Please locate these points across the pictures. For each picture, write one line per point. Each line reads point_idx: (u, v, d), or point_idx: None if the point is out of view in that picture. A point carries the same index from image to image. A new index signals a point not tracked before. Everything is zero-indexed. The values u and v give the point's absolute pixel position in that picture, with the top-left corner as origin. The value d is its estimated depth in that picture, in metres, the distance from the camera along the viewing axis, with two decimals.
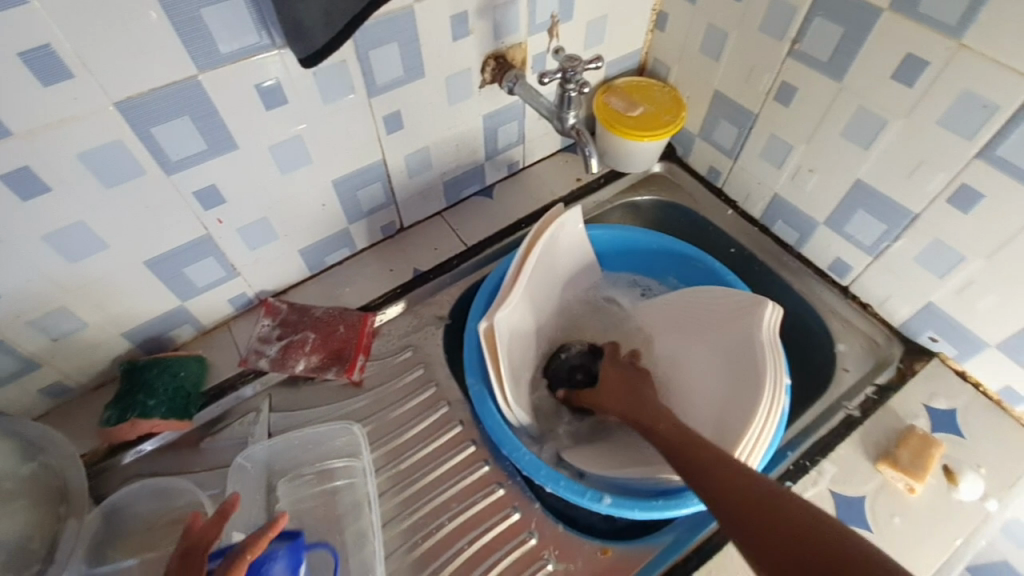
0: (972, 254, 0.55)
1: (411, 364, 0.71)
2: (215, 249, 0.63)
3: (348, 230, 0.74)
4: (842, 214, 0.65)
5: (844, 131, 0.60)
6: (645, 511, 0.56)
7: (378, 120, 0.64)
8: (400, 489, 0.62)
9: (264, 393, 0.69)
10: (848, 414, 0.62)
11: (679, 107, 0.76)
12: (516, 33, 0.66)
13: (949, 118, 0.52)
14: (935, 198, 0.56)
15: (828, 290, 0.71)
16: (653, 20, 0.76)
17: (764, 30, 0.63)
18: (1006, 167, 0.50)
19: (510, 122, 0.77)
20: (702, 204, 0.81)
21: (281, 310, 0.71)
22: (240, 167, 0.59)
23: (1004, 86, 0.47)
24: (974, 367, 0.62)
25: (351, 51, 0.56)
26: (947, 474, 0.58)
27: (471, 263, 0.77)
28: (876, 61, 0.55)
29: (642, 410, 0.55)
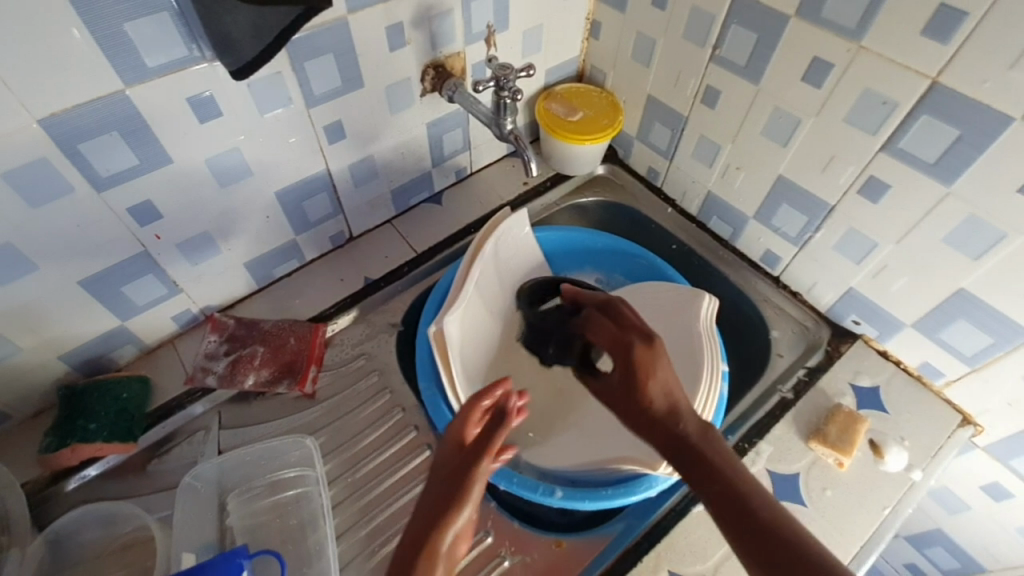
0: (883, 240, 0.60)
1: (365, 372, 0.71)
2: (155, 265, 0.62)
3: (296, 241, 0.74)
4: (768, 208, 0.69)
5: (765, 130, 0.64)
6: (596, 501, 0.57)
7: (319, 130, 0.64)
8: (357, 497, 0.62)
9: (214, 410, 0.68)
10: (782, 397, 0.65)
11: (617, 111, 0.80)
12: (453, 43, 0.68)
13: (854, 116, 0.56)
14: (847, 190, 0.60)
15: (762, 281, 0.75)
16: (588, 28, 0.79)
17: (688, 37, 0.67)
18: (907, 159, 0.54)
19: (455, 129, 0.78)
20: (644, 203, 0.84)
21: (227, 325, 0.70)
22: (177, 182, 0.58)
23: (898, 84, 0.51)
24: (894, 347, 0.66)
25: (285, 62, 0.56)
26: (874, 448, 0.61)
27: (422, 270, 0.78)
28: (788, 64, 0.58)
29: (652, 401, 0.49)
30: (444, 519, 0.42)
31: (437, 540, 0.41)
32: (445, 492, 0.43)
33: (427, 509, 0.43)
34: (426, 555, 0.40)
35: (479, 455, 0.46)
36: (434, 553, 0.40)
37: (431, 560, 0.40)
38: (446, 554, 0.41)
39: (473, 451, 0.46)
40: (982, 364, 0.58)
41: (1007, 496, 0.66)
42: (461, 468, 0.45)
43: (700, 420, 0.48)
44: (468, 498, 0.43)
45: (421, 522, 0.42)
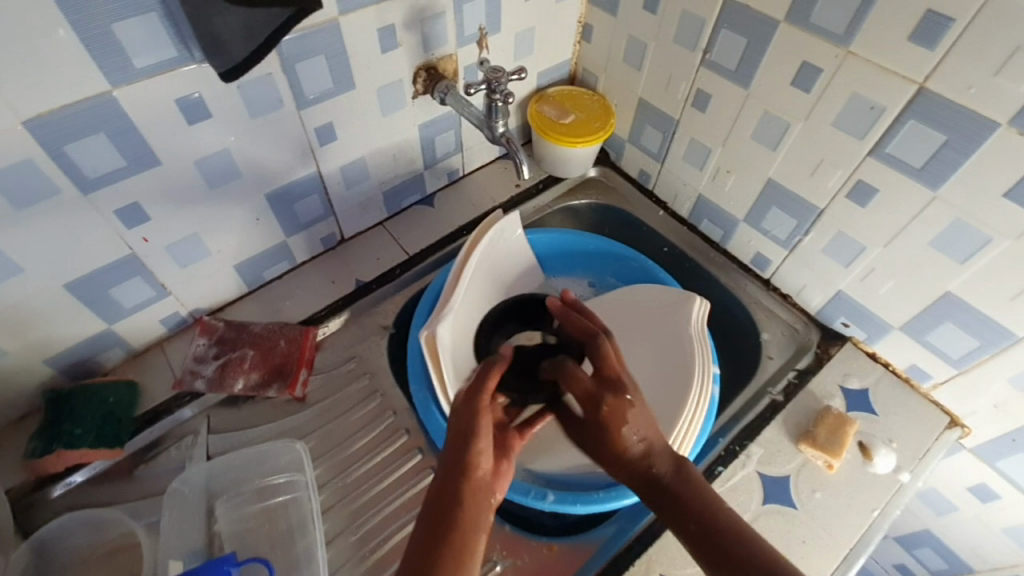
0: (871, 244, 0.60)
1: (356, 375, 0.70)
2: (143, 267, 0.62)
3: (287, 243, 0.73)
4: (758, 211, 0.70)
5: (755, 133, 0.65)
6: (587, 505, 0.57)
7: (310, 132, 0.64)
8: (348, 502, 0.62)
9: (202, 414, 0.67)
10: (772, 399, 0.66)
11: (609, 114, 0.80)
12: (445, 45, 0.68)
13: (842, 120, 0.56)
14: (836, 194, 0.61)
15: (753, 283, 0.75)
16: (580, 31, 0.79)
17: (679, 41, 0.67)
18: (895, 163, 0.54)
19: (447, 131, 0.78)
20: (636, 206, 0.85)
21: (217, 328, 0.69)
22: (165, 183, 0.57)
23: (885, 89, 0.52)
24: (883, 350, 0.66)
25: (276, 63, 0.56)
26: (863, 450, 0.61)
27: (414, 272, 0.78)
28: (778, 69, 0.59)
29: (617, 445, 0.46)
30: (467, 465, 0.43)
31: (467, 486, 0.42)
32: (456, 442, 0.44)
33: (448, 459, 0.44)
34: (458, 502, 0.42)
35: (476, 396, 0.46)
36: (465, 499, 0.42)
37: (465, 505, 0.42)
38: (478, 493, 0.43)
39: (470, 396, 0.46)
40: (968, 366, 0.59)
41: (993, 497, 0.66)
42: (466, 412, 0.45)
43: (672, 454, 0.47)
44: (480, 439, 0.44)
45: (445, 472, 0.43)
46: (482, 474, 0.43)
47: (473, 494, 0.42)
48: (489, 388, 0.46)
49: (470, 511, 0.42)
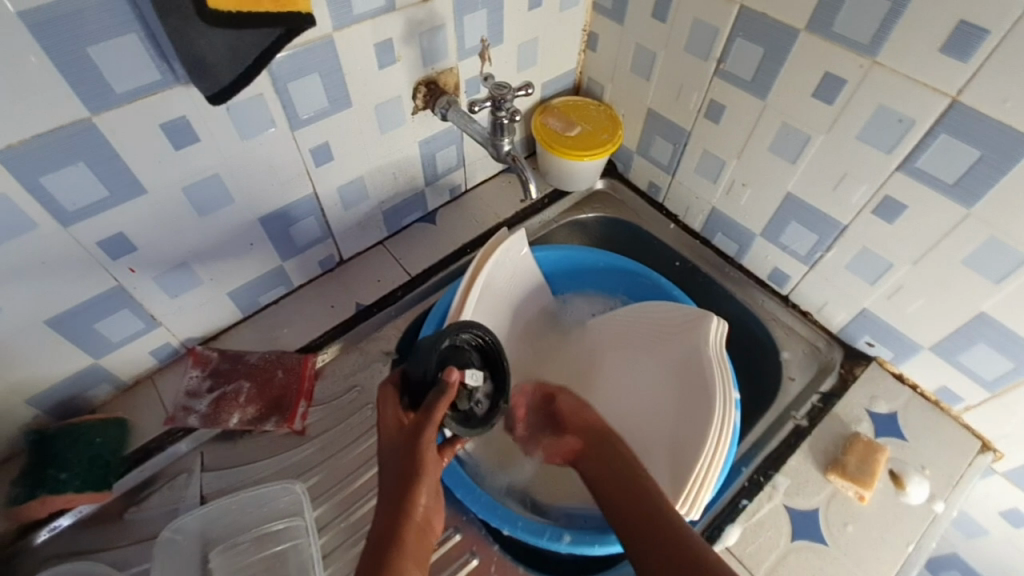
0: (898, 261, 0.57)
1: (358, 406, 0.67)
2: (130, 299, 0.58)
3: (283, 267, 0.70)
4: (776, 226, 0.67)
5: (772, 146, 0.62)
6: (606, 546, 0.53)
7: (305, 153, 0.61)
8: (351, 544, 0.59)
9: (197, 450, 0.63)
10: (796, 424, 0.63)
11: (616, 125, 0.78)
12: (445, 58, 0.64)
13: (867, 133, 0.53)
14: (861, 209, 0.58)
15: (770, 299, 0.72)
16: (585, 40, 0.76)
17: (690, 51, 0.64)
18: (925, 178, 0.51)
19: (449, 146, 0.75)
20: (645, 219, 0.82)
21: (211, 359, 0.66)
22: (151, 212, 0.54)
23: (915, 101, 0.49)
24: (910, 370, 0.63)
25: (267, 83, 0.53)
26: (894, 478, 0.58)
27: (416, 294, 0.74)
28: (797, 79, 0.56)
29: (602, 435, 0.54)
30: (406, 502, 0.41)
31: (405, 522, 0.40)
32: (399, 475, 0.43)
33: (387, 498, 0.42)
34: (396, 539, 0.39)
35: (421, 431, 0.45)
36: (402, 536, 0.39)
37: (402, 540, 0.39)
38: (416, 531, 0.40)
39: (413, 429, 0.46)
40: (1002, 390, 0.56)
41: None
42: (405, 447, 0.45)
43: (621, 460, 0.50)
44: (419, 477, 0.42)
45: (384, 509, 0.41)
46: (423, 511, 0.41)
47: (415, 528, 0.40)
48: (436, 419, 0.46)
49: (407, 547, 0.39)
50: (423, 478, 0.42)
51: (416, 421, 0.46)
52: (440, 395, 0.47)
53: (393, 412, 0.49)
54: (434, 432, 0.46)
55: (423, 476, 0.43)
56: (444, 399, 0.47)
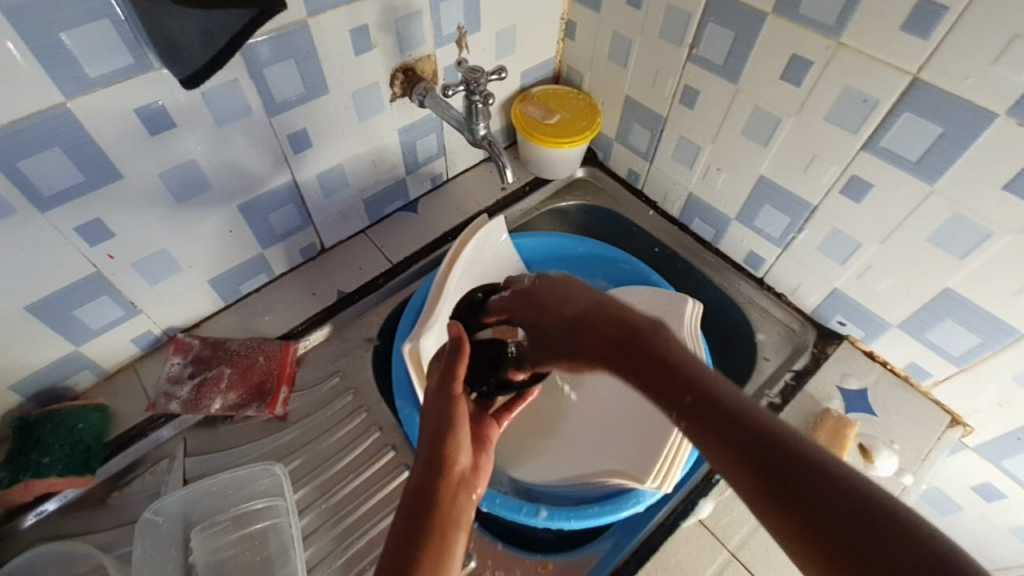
0: (867, 240, 0.58)
1: (339, 391, 0.68)
2: (110, 285, 0.58)
3: (264, 255, 0.70)
4: (750, 209, 0.68)
5: (744, 130, 0.63)
6: (581, 520, 0.54)
7: (283, 139, 0.61)
8: (334, 523, 0.60)
9: (179, 436, 0.64)
10: (770, 402, 0.64)
11: (594, 112, 0.79)
12: (422, 45, 0.65)
13: (835, 114, 0.54)
14: (829, 189, 0.59)
15: (747, 283, 0.73)
16: (563, 28, 0.77)
17: (664, 37, 0.65)
18: (891, 157, 0.52)
19: (429, 135, 0.76)
20: (625, 206, 0.83)
21: (192, 346, 0.66)
22: (129, 197, 0.54)
23: (878, 81, 0.50)
24: (880, 348, 0.65)
25: (242, 68, 0.53)
26: (864, 452, 0.60)
27: (398, 281, 0.75)
28: (766, 62, 0.57)
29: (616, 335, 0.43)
30: (443, 463, 0.41)
31: (444, 482, 0.40)
32: (433, 434, 0.42)
33: (424, 455, 0.42)
34: (437, 495, 0.39)
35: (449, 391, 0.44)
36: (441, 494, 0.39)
37: (444, 497, 0.39)
38: (455, 487, 0.40)
39: (440, 387, 0.45)
40: (970, 364, 0.57)
41: (999, 497, 0.64)
42: (437, 408, 0.44)
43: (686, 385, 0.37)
44: (455, 436, 0.42)
45: (421, 466, 0.41)
46: (460, 470, 0.41)
47: (454, 485, 0.40)
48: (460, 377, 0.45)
49: (450, 502, 0.39)
50: (457, 437, 0.42)
51: (442, 378, 0.45)
52: (459, 352, 0.45)
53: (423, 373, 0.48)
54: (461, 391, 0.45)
55: (457, 435, 0.42)
56: (463, 354, 0.45)
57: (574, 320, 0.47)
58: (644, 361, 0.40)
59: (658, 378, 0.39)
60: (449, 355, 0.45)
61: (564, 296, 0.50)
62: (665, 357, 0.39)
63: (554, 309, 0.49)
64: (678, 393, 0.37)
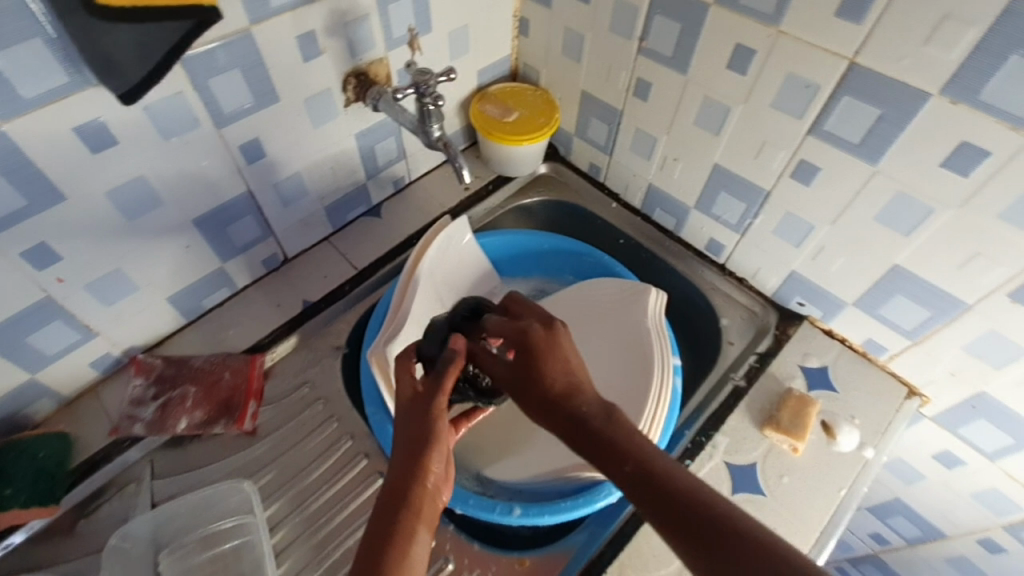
0: (819, 222, 0.60)
1: (309, 401, 0.67)
2: (63, 310, 0.57)
3: (224, 268, 0.69)
4: (707, 197, 0.69)
5: (697, 120, 0.64)
6: (554, 515, 0.55)
7: (234, 150, 0.60)
8: (309, 535, 0.59)
9: (147, 458, 0.63)
10: (735, 385, 0.65)
11: (552, 108, 0.79)
12: (373, 49, 0.65)
13: (780, 101, 0.55)
14: (781, 174, 0.60)
15: (709, 270, 0.75)
16: (516, 26, 0.77)
17: (614, 30, 0.66)
18: (835, 141, 0.54)
19: (387, 138, 0.75)
20: (588, 199, 0.84)
21: (155, 366, 0.65)
22: (76, 219, 0.53)
23: (818, 67, 0.51)
24: (838, 326, 0.66)
25: (185, 81, 0.52)
26: (826, 429, 0.62)
27: (365, 287, 0.75)
28: (712, 53, 0.58)
29: (574, 394, 0.43)
30: (420, 470, 0.41)
31: (418, 488, 0.40)
32: (413, 440, 0.43)
33: (400, 460, 0.42)
34: (409, 502, 0.40)
35: (434, 402, 0.44)
36: (412, 501, 0.40)
37: (416, 505, 0.40)
38: (426, 496, 0.40)
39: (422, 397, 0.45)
40: (922, 338, 0.59)
41: (958, 463, 0.66)
42: (417, 417, 0.44)
43: (624, 447, 0.40)
44: (435, 446, 0.42)
45: (396, 472, 0.41)
46: (434, 479, 0.41)
47: (427, 494, 0.41)
48: (448, 389, 0.45)
49: (419, 512, 0.40)
50: (436, 445, 0.42)
51: (429, 386, 0.45)
52: (450, 365, 0.45)
53: (408, 377, 0.48)
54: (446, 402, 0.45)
55: (437, 445, 0.42)
56: (454, 371, 0.45)
57: (539, 365, 0.45)
58: (591, 428, 0.41)
59: (599, 449, 0.40)
60: (439, 369, 0.45)
61: (523, 336, 0.48)
62: (604, 427, 0.41)
63: (523, 352, 0.47)
64: (617, 462, 0.39)
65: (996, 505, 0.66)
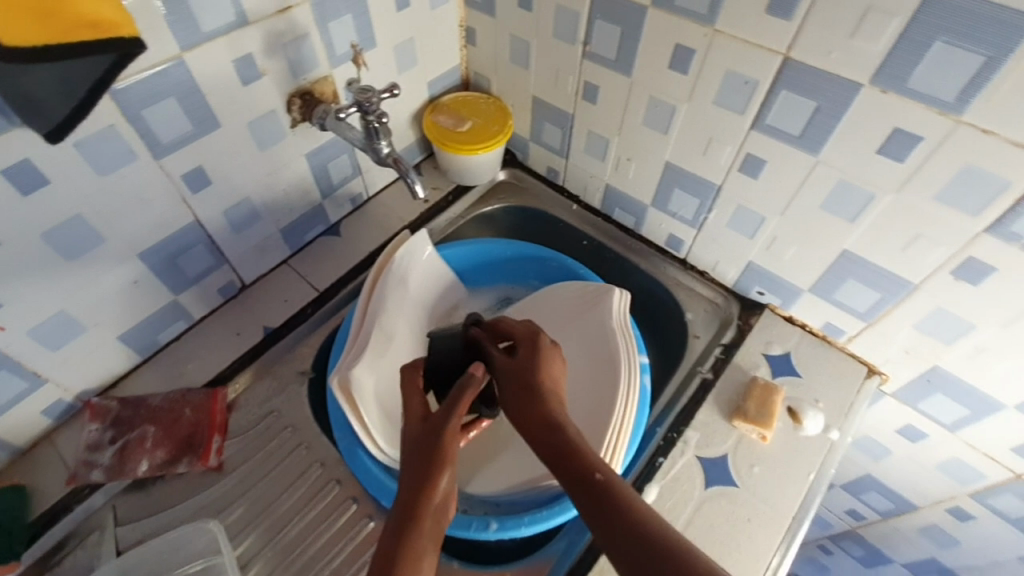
0: (769, 213, 0.61)
1: (275, 431, 0.65)
2: (5, 359, 0.54)
3: (178, 301, 0.67)
4: (663, 195, 0.70)
5: (645, 120, 0.65)
6: (530, 526, 0.54)
7: (176, 180, 0.58)
8: (284, 568, 0.58)
9: (110, 503, 0.60)
10: (703, 378, 0.66)
11: (506, 115, 0.79)
12: (316, 67, 0.63)
13: (722, 98, 0.56)
14: (729, 168, 0.61)
15: (672, 266, 0.76)
16: (463, 35, 0.77)
17: (559, 36, 0.66)
18: (777, 134, 0.55)
19: (340, 156, 0.74)
20: (548, 203, 0.84)
21: (110, 408, 0.63)
22: (9, 264, 0.50)
23: (755, 63, 0.52)
24: (798, 312, 0.68)
25: (117, 113, 0.50)
26: (792, 415, 0.63)
27: (327, 309, 0.73)
28: (654, 53, 0.58)
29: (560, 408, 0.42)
30: (429, 481, 0.38)
31: (426, 501, 0.37)
32: (421, 452, 0.40)
33: (409, 474, 0.39)
34: (416, 515, 0.37)
35: (446, 416, 0.41)
36: (424, 515, 0.37)
37: (424, 520, 0.37)
38: (435, 513, 0.38)
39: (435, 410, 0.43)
40: (875, 318, 0.61)
41: (922, 437, 0.68)
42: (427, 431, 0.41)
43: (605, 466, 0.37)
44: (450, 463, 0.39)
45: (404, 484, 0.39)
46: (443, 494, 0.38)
47: (437, 511, 0.38)
48: (464, 406, 0.42)
49: (427, 527, 0.37)
50: (447, 457, 0.39)
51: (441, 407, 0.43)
52: (470, 380, 0.44)
53: (417, 397, 0.46)
54: (460, 421, 0.41)
55: (450, 457, 0.39)
56: (473, 387, 0.43)
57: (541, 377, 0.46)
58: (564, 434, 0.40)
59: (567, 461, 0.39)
60: (458, 386, 0.43)
61: (527, 353, 0.48)
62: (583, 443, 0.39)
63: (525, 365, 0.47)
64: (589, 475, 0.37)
65: (959, 473, 0.68)
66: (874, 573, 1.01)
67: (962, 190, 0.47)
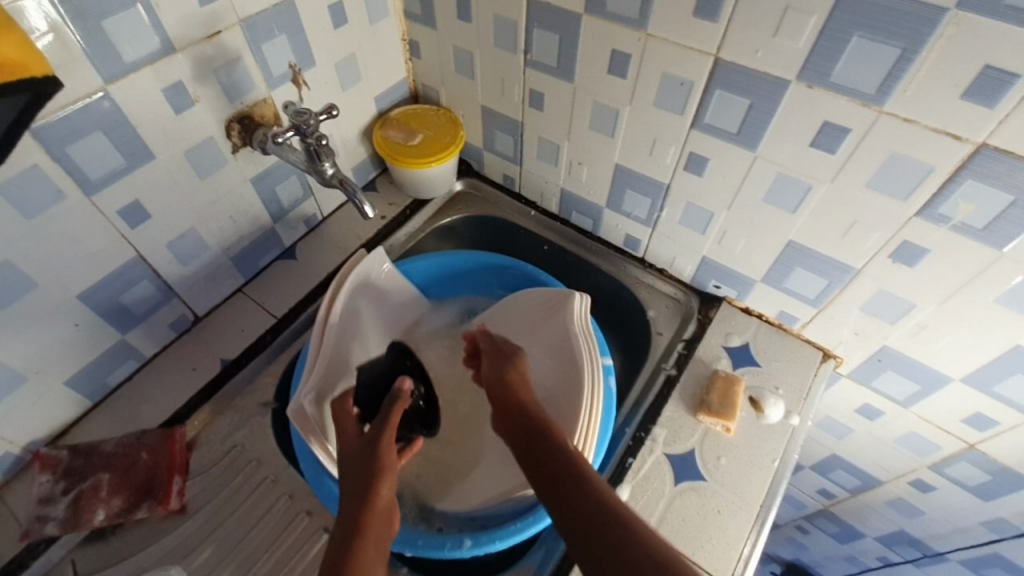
0: (716, 209, 0.62)
1: (240, 466, 0.64)
2: None
3: (127, 339, 0.64)
4: (616, 196, 0.71)
5: (591, 124, 0.65)
6: (504, 540, 0.54)
7: (112, 217, 0.56)
8: None
9: (67, 557, 0.58)
10: (667, 374, 0.67)
11: (456, 126, 0.79)
12: (253, 90, 0.62)
13: (661, 100, 0.57)
14: (675, 168, 0.62)
15: (632, 265, 0.77)
16: (407, 49, 0.76)
17: (499, 45, 0.66)
18: (715, 132, 0.56)
19: (288, 178, 0.72)
20: (507, 210, 0.84)
21: (62, 458, 0.61)
22: None
23: (687, 65, 0.53)
24: (753, 303, 0.69)
25: (39, 152, 0.48)
26: (754, 405, 0.64)
27: (287, 335, 0.72)
28: (593, 59, 0.59)
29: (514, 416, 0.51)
30: (370, 488, 0.44)
31: (369, 506, 0.43)
32: (364, 465, 0.46)
33: (353, 488, 0.45)
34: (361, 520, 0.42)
35: (382, 431, 0.49)
36: (367, 522, 0.42)
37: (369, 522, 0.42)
38: (379, 515, 0.43)
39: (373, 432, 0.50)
40: (825, 304, 0.62)
41: (878, 414, 0.70)
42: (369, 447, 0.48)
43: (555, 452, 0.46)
44: (385, 470, 0.46)
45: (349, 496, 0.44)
46: (385, 499, 0.44)
47: (378, 515, 0.43)
48: (394, 421, 0.51)
49: (374, 530, 0.41)
50: (383, 463, 0.47)
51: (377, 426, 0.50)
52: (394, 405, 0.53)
53: (350, 420, 0.53)
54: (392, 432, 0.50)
55: (386, 464, 0.46)
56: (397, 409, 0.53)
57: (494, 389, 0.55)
58: (534, 455, 0.46)
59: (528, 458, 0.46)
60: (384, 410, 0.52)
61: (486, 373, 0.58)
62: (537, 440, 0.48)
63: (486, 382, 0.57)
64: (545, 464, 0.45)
65: (917, 446, 0.70)
66: (849, 547, 1.04)
67: (892, 176, 0.49)
